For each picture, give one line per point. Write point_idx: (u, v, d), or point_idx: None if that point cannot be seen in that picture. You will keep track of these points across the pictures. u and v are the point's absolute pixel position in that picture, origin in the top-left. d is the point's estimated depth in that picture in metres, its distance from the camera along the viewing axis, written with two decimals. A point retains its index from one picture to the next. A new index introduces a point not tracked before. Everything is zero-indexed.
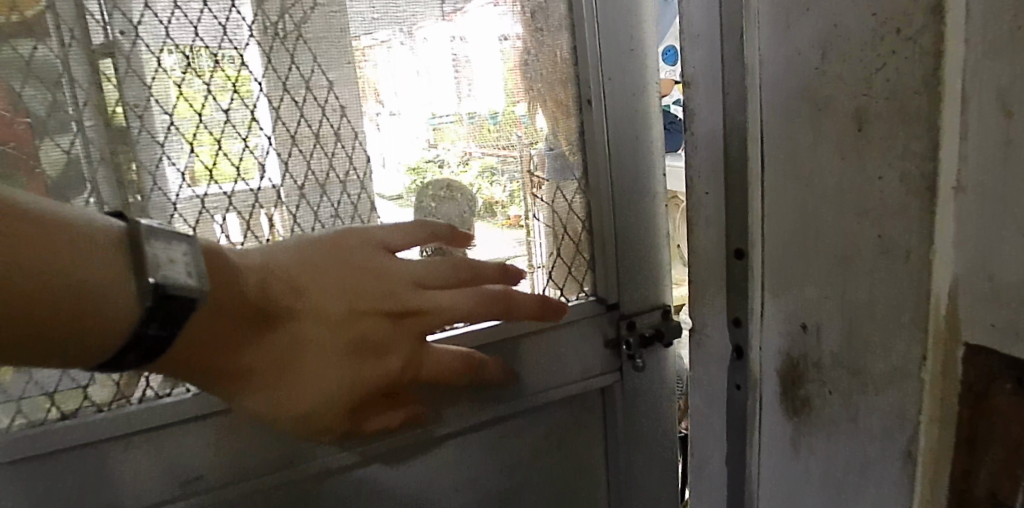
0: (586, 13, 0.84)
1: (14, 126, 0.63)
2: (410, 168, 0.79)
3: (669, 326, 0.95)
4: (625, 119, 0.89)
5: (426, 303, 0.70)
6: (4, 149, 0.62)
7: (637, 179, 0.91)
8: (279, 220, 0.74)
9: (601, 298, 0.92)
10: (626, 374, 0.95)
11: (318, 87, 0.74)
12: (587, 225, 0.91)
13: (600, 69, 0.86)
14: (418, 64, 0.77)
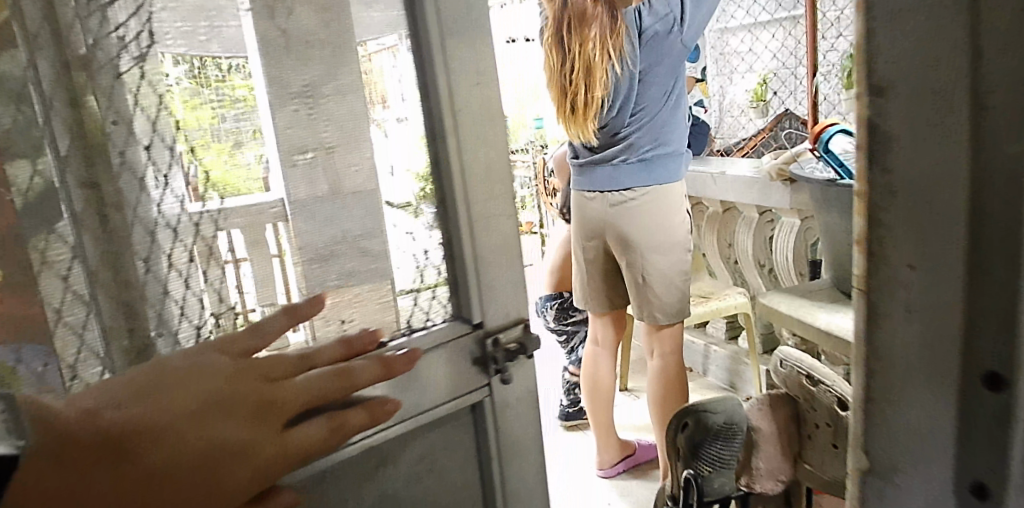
0: (434, 37, 0.84)
1: None
2: (419, 175, 0.88)
3: (530, 339, 0.98)
4: (479, 151, 0.90)
5: (281, 397, 0.67)
6: None
7: (495, 207, 0.93)
8: (283, 237, 0.80)
9: (464, 317, 0.94)
10: (494, 389, 0.98)
11: (341, 90, 0.81)
12: (447, 250, 0.92)
13: (448, 91, 0.86)
14: (418, 76, 0.86)
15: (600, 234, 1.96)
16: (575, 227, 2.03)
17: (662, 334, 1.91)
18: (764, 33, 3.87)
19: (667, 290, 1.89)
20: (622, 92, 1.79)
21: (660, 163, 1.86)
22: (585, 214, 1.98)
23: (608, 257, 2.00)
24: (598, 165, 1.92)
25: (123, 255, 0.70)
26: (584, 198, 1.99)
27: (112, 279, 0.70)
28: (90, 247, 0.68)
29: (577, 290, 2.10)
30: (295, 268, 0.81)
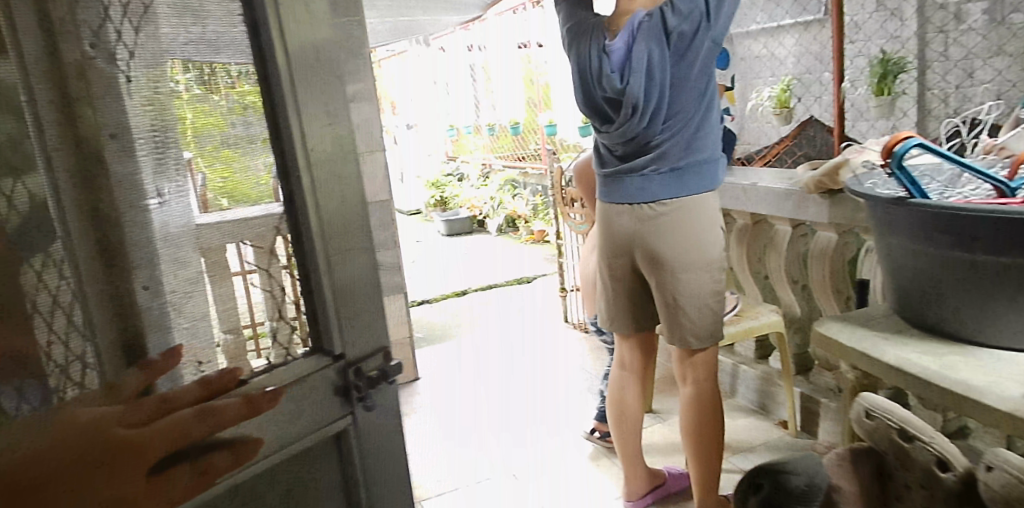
0: (291, 100, 1.00)
1: None
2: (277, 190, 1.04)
3: (389, 367, 1.18)
4: (336, 202, 1.08)
5: (144, 440, 0.90)
6: None
7: (355, 235, 1.11)
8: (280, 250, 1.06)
9: (327, 350, 1.11)
10: (358, 414, 1.16)
11: (290, 109, 1.01)
12: (304, 289, 1.09)
13: (305, 143, 1.02)
14: (324, 104, 1.04)
15: (628, 252, 1.85)
16: (600, 243, 1.93)
17: (695, 360, 1.81)
18: (788, 37, 3.75)
19: (700, 313, 1.78)
20: (650, 98, 1.67)
21: (693, 170, 1.75)
22: (611, 230, 1.88)
23: (636, 276, 1.89)
24: (628, 176, 1.81)
25: (112, 261, 0.89)
26: (610, 212, 1.88)
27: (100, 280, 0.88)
28: (81, 259, 0.86)
29: (601, 310, 1.99)
30: (274, 279, 1.06)
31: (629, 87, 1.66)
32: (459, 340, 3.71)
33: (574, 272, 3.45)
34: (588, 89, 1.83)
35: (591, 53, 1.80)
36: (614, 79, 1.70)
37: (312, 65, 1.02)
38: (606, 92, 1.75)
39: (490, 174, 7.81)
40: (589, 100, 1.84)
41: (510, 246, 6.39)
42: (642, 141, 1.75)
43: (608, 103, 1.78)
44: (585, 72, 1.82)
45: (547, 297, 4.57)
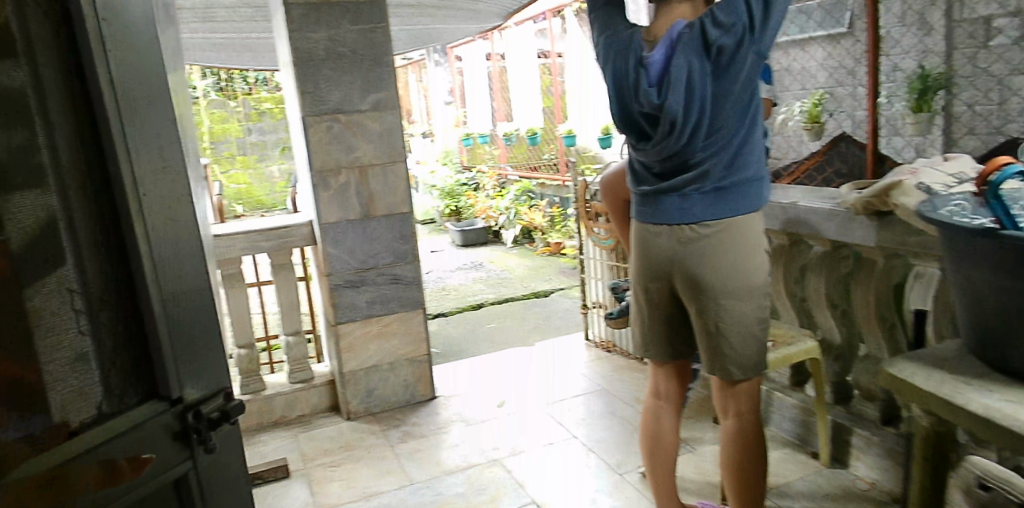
0: (114, 115, 0.85)
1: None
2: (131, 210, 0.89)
3: (232, 406, 1.03)
4: (167, 226, 0.93)
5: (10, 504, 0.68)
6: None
7: (190, 261, 0.97)
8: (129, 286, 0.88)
9: (163, 394, 0.94)
10: (200, 458, 0.99)
11: (118, 122, 0.86)
12: (130, 326, 0.92)
13: (134, 159, 0.88)
14: (150, 117, 0.90)
15: (666, 275, 1.76)
16: (636, 265, 1.84)
17: (738, 391, 1.72)
18: (818, 49, 3.66)
19: (742, 342, 1.69)
20: (691, 115, 1.58)
21: (736, 191, 1.66)
22: (649, 252, 1.78)
23: (674, 301, 1.79)
24: (667, 196, 1.72)
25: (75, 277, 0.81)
26: (647, 233, 1.78)
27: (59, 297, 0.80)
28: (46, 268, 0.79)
29: (635, 335, 1.90)
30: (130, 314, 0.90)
31: (668, 104, 1.56)
32: (478, 358, 3.61)
33: (596, 288, 3.37)
34: (621, 103, 1.71)
35: (625, 65, 1.67)
36: (652, 94, 1.59)
37: (134, 72, 0.88)
38: (642, 107, 1.64)
39: (506, 184, 7.75)
40: (623, 115, 1.72)
41: (526, 258, 6.31)
42: (682, 160, 1.66)
43: (644, 119, 1.66)
44: (618, 86, 1.70)
45: (566, 313, 4.48)
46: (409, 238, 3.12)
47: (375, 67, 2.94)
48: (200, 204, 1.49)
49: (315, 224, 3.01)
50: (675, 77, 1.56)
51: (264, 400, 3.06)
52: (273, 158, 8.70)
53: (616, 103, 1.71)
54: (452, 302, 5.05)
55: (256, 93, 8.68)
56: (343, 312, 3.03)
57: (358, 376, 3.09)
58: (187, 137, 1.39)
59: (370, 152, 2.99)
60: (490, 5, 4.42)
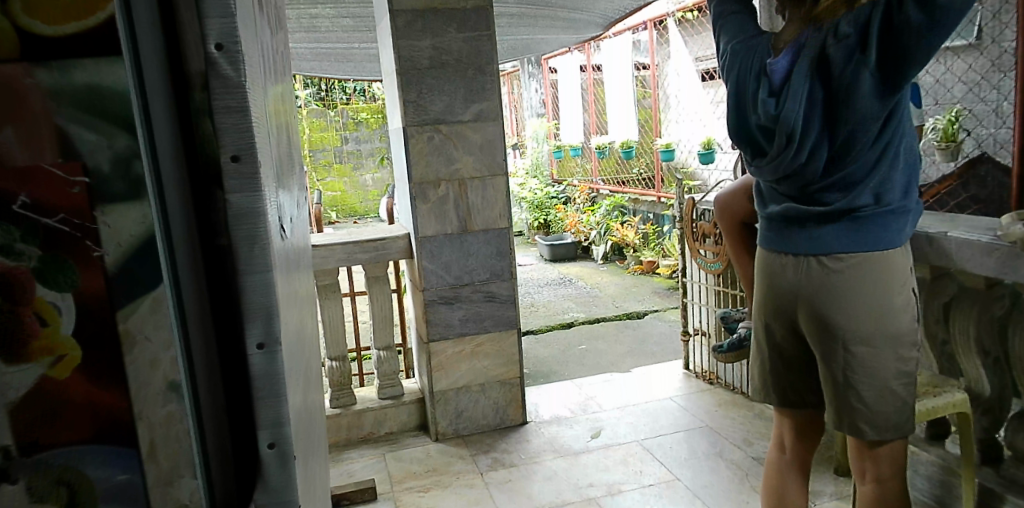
0: None
1: (65, 190, 0.69)
2: None
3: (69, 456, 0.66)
4: None
5: None
6: (58, 220, 0.69)
7: None
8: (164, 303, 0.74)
9: None
10: None
11: None
12: None
13: None
14: None
15: (789, 313, 1.57)
16: (757, 299, 1.66)
17: (876, 453, 1.51)
18: (958, 61, 3.33)
19: (878, 398, 1.46)
20: (810, 131, 1.40)
21: (874, 222, 1.43)
22: (772, 285, 1.60)
23: (799, 343, 1.59)
24: (791, 222, 1.53)
25: (125, 282, 0.72)
26: (769, 264, 1.61)
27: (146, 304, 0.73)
28: (135, 271, 0.72)
29: (754, 378, 1.73)
30: (150, 337, 0.74)
31: (787, 116, 1.40)
32: (569, 382, 3.53)
33: (698, 314, 3.32)
34: (740, 116, 1.55)
35: (743, 72, 1.53)
36: (769, 105, 1.44)
37: None
38: (760, 120, 1.48)
39: (597, 199, 7.62)
40: (740, 129, 1.56)
41: (617, 277, 6.16)
42: (808, 182, 1.47)
43: (762, 135, 1.50)
44: (737, 97, 1.55)
45: (660, 338, 4.31)
46: (506, 254, 3.04)
47: (478, 76, 2.88)
48: (303, 216, 1.42)
49: (412, 237, 2.97)
50: (795, 88, 1.39)
51: (354, 415, 3.04)
52: (367, 166, 8.94)
53: (733, 114, 1.56)
54: (541, 319, 4.96)
55: (353, 102, 8.92)
56: (436, 329, 2.98)
57: (449, 396, 3.03)
58: (293, 143, 1.34)
59: (470, 164, 2.93)
60: (592, 16, 4.32)
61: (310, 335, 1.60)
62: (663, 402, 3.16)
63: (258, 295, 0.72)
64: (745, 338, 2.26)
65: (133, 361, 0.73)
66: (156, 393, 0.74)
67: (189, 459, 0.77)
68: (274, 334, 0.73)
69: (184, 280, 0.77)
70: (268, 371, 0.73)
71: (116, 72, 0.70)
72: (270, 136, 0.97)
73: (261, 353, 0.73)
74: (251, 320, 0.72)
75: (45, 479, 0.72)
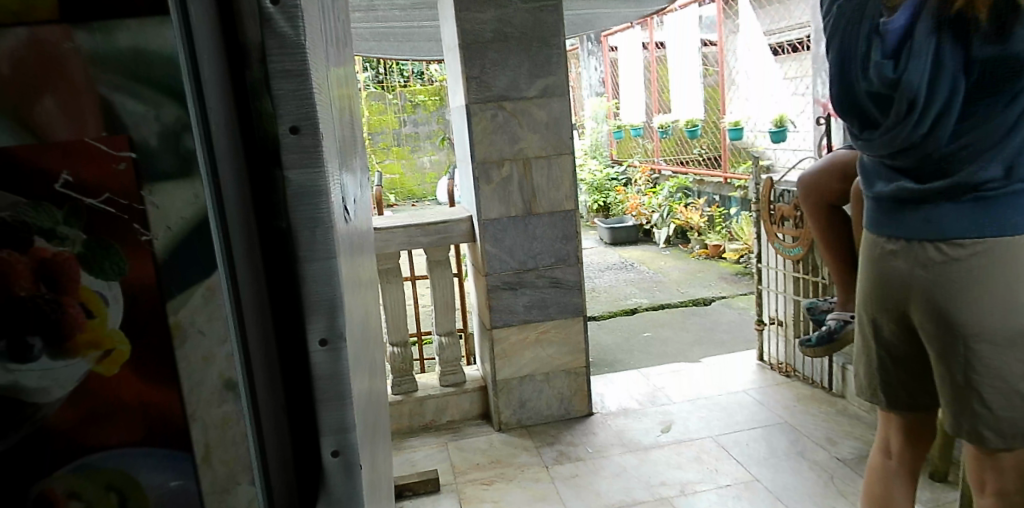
0: None
1: (109, 167, 0.62)
2: None
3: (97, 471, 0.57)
4: None
5: None
6: (104, 200, 0.62)
7: None
8: (217, 294, 0.66)
9: None
10: None
11: None
12: None
13: None
14: None
15: (900, 306, 1.44)
16: (862, 291, 1.54)
17: (1000, 464, 1.35)
18: None
19: (1005, 401, 1.31)
20: (936, 93, 1.27)
21: (1002, 200, 1.27)
22: (882, 274, 1.46)
23: (914, 340, 1.46)
24: (904, 201, 1.40)
25: (176, 270, 0.65)
26: (880, 249, 1.47)
27: (197, 294, 0.66)
28: (187, 258, 0.65)
29: (859, 376, 1.61)
30: (201, 330, 0.66)
31: (908, 77, 1.29)
32: (636, 372, 3.45)
33: (772, 302, 3.25)
34: (846, 85, 1.45)
35: (849, 38, 1.43)
36: (887, 68, 1.34)
37: None
38: (871, 86, 1.39)
39: (659, 181, 7.43)
40: (846, 99, 1.46)
41: (681, 261, 5.97)
42: (924, 155, 1.34)
43: (873, 103, 1.40)
44: (842, 64, 1.45)
45: (729, 327, 4.15)
46: (572, 238, 2.93)
47: (544, 49, 2.76)
48: (366, 199, 1.33)
49: (474, 219, 2.89)
50: (919, 46, 1.28)
51: (415, 403, 3.00)
52: (425, 149, 8.94)
53: (837, 83, 1.46)
54: (603, 305, 4.85)
55: (411, 84, 8.90)
56: (500, 316, 2.90)
57: (512, 385, 2.97)
58: (358, 124, 1.26)
59: (535, 143, 2.82)
60: None
61: (377, 328, 1.54)
62: (738, 395, 3.08)
63: (320, 288, 0.64)
64: (835, 331, 2.33)
65: (186, 358, 0.66)
66: (211, 392, 0.67)
67: (247, 464, 0.70)
68: (337, 330, 0.65)
69: (240, 268, 0.69)
70: (332, 370, 0.65)
71: (163, 34, 0.62)
72: (337, 109, 0.87)
73: (323, 350, 0.64)
74: (313, 313, 0.64)
75: (95, 482, 0.66)
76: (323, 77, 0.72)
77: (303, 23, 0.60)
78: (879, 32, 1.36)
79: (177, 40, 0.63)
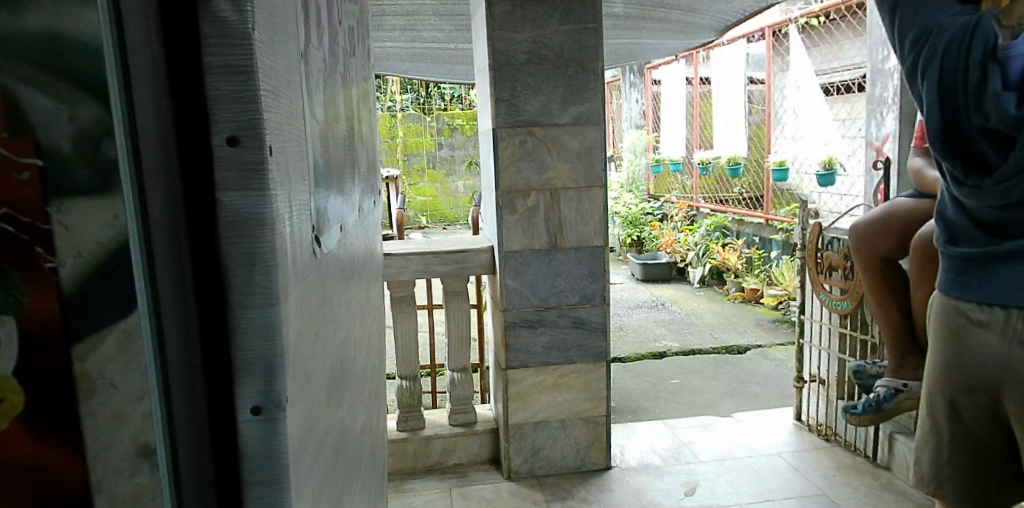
0: None
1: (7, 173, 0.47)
2: None
3: None
4: None
5: None
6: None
7: None
8: (135, 338, 0.52)
9: None
10: None
11: None
12: None
13: None
14: None
15: (987, 392, 1.44)
16: (937, 372, 1.54)
17: None
18: None
19: None
20: None
21: None
22: (966, 356, 1.46)
23: (990, 425, 1.47)
24: (999, 257, 1.39)
25: (91, 307, 0.50)
26: (960, 319, 1.47)
27: (111, 338, 0.51)
28: (104, 295, 0.50)
29: (922, 463, 1.61)
30: (115, 385, 0.51)
31: None
32: (660, 423, 3.27)
33: (814, 358, 3.06)
34: (948, 120, 1.41)
35: (957, 65, 1.38)
36: (1011, 104, 1.29)
37: None
38: (988, 122, 1.33)
39: (695, 218, 7.23)
40: (946, 136, 1.43)
41: (715, 304, 5.76)
42: None
43: (986, 141, 1.36)
44: (945, 95, 1.40)
45: (763, 379, 3.92)
46: (598, 276, 2.78)
47: (580, 75, 2.64)
48: (367, 226, 1.20)
49: (496, 250, 2.76)
50: None
51: (421, 442, 2.86)
52: (460, 173, 8.90)
53: (938, 118, 1.42)
54: (631, 345, 4.66)
55: (450, 108, 8.90)
56: (516, 356, 2.75)
57: (525, 430, 2.81)
58: (362, 141, 1.16)
59: (565, 173, 2.70)
60: (706, 18, 3.99)
61: (378, 363, 1.41)
62: (771, 458, 2.87)
63: (257, 342, 0.52)
64: (883, 400, 2.25)
65: (92, 422, 0.51)
66: (121, 461, 0.52)
67: None
68: (274, 396, 0.53)
69: (167, 306, 0.56)
70: (265, 445, 0.53)
71: (83, 14, 0.48)
72: (320, 123, 0.76)
73: (255, 419, 0.52)
74: (246, 374, 0.52)
75: None
76: (292, 83, 0.60)
77: (253, 12, 0.49)
78: (997, 60, 1.32)
79: (103, 23, 0.50)
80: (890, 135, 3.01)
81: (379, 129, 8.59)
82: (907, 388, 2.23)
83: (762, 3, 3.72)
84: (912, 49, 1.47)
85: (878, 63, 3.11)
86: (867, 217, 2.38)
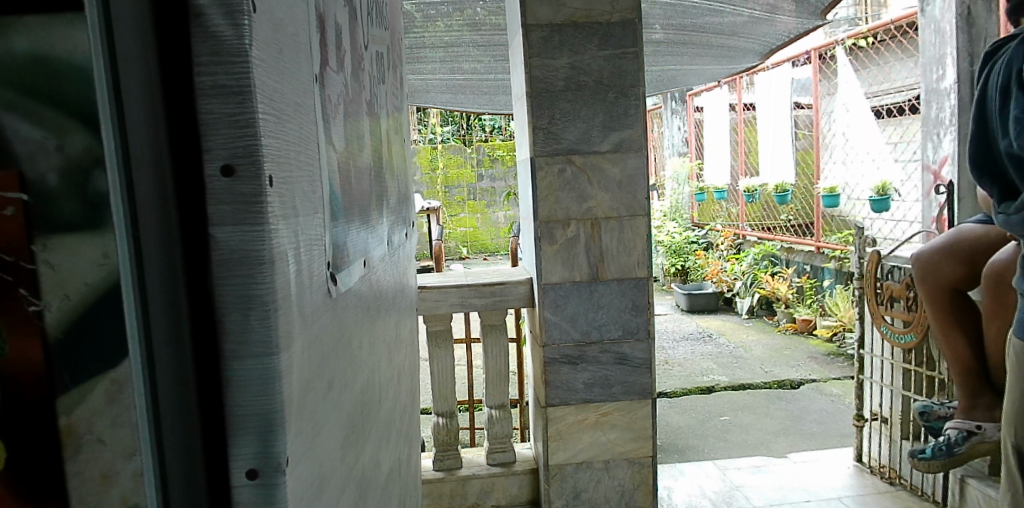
0: None
1: None
2: None
3: None
4: None
5: None
6: None
7: None
8: (127, 391, 0.45)
9: None
10: None
11: None
12: None
13: None
14: None
15: None
16: (1010, 412, 1.51)
17: None
18: None
19: None
20: None
21: None
22: None
23: None
24: None
25: (77, 365, 0.44)
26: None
27: (101, 398, 0.44)
28: (91, 349, 0.44)
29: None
30: (103, 439, 0.45)
31: None
32: (710, 464, 3.12)
33: (876, 395, 2.89)
34: (990, 144, 1.55)
35: (994, 92, 1.52)
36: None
37: None
38: (1010, 145, 1.43)
39: (742, 246, 7.04)
40: (988, 157, 1.56)
41: (765, 336, 5.56)
42: None
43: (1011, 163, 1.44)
44: (987, 120, 1.55)
45: (820, 416, 3.73)
46: (642, 310, 2.68)
47: (620, 100, 2.59)
48: (398, 260, 1.16)
49: (534, 282, 2.70)
50: None
51: (457, 482, 2.78)
52: (500, 204, 8.90)
53: (981, 140, 1.56)
54: (677, 379, 4.51)
55: (491, 140, 8.99)
56: (557, 393, 2.66)
57: (566, 471, 2.70)
58: (395, 167, 1.16)
59: (605, 202, 2.63)
60: (749, 41, 3.90)
61: (410, 406, 1.35)
62: (830, 503, 2.70)
63: (253, 399, 0.53)
64: (955, 444, 2.09)
65: (77, 483, 0.45)
66: None
67: None
68: (272, 459, 0.54)
69: (164, 352, 0.49)
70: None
71: (74, 36, 0.43)
72: (340, 150, 0.72)
73: (251, 484, 0.54)
74: (243, 434, 0.53)
75: None
76: (302, 106, 0.61)
77: (249, 27, 0.52)
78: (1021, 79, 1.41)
79: (96, 43, 0.44)
80: (948, 157, 2.86)
81: (421, 162, 8.69)
82: (983, 431, 2.08)
83: (808, 25, 3.61)
84: (982, 69, 1.59)
85: (932, 84, 2.94)
86: (931, 246, 2.24)
